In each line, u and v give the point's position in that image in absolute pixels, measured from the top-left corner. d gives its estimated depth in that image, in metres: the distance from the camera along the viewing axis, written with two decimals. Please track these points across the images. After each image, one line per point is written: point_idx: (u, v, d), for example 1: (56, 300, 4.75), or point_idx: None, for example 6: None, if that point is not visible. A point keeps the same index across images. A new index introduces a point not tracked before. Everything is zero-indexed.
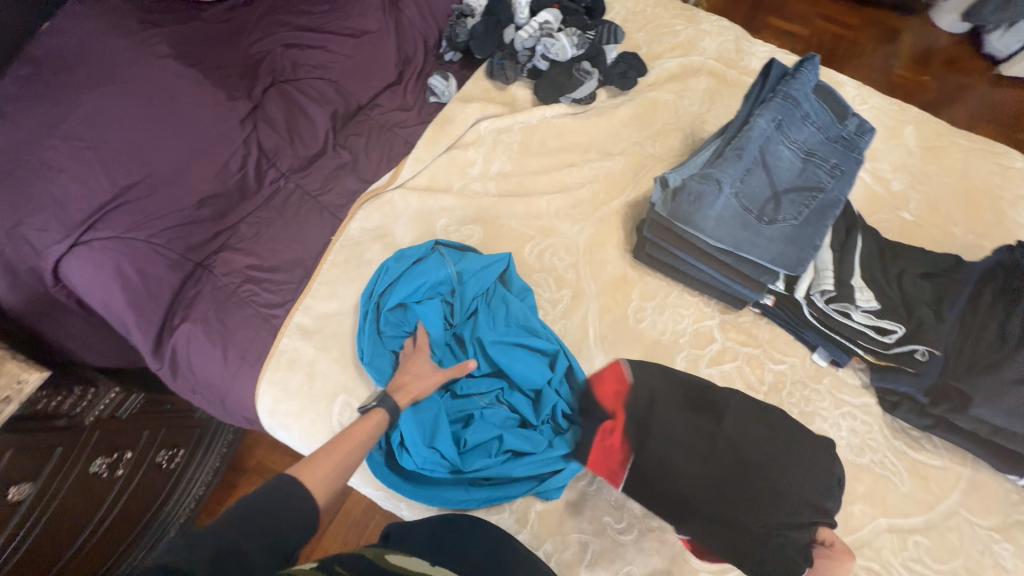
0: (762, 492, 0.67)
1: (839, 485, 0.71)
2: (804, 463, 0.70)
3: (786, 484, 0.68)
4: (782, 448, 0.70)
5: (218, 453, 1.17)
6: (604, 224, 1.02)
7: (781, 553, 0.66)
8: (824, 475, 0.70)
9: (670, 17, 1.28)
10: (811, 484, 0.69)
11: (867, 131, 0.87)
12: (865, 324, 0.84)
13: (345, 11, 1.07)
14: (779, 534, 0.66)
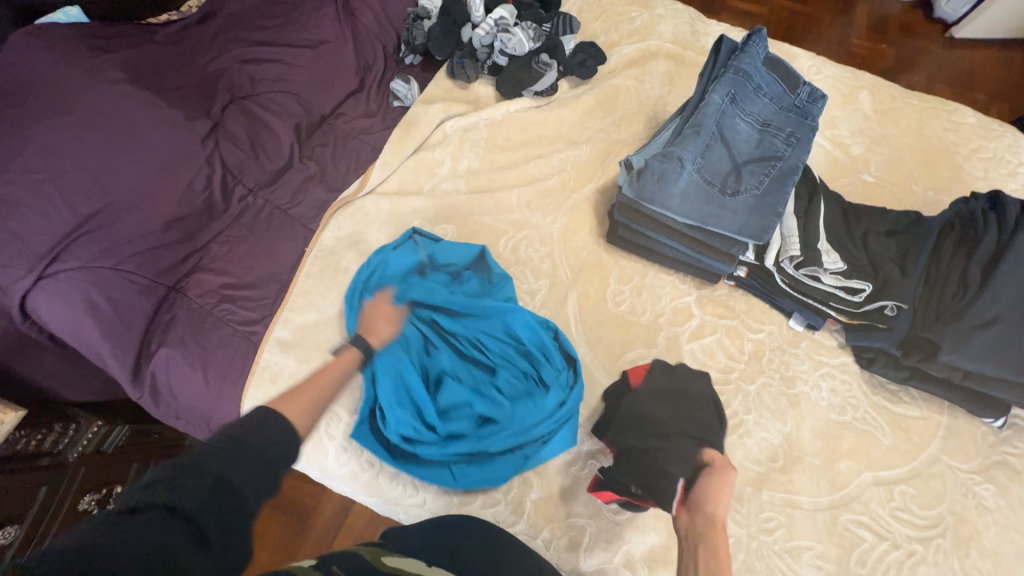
0: (650, 436, 0.79)
1: (718, 417, 0.82)
2: (695, 406, 0.82)
3: (667, 426, 0.79)
4: (670, 401, 0.82)
5: None
6: (577, 211, 1.03)
7: (664, 479, 0.74)
8: (708, 413, 0.82)
9: (625, 5, 1.30)
10: (699, 419, 0.80)
11: (818, 97, 0.89)
12: (834, 285, 0.86)
13: (299, 22, 1.07)
14: (662, 465, 0.75)
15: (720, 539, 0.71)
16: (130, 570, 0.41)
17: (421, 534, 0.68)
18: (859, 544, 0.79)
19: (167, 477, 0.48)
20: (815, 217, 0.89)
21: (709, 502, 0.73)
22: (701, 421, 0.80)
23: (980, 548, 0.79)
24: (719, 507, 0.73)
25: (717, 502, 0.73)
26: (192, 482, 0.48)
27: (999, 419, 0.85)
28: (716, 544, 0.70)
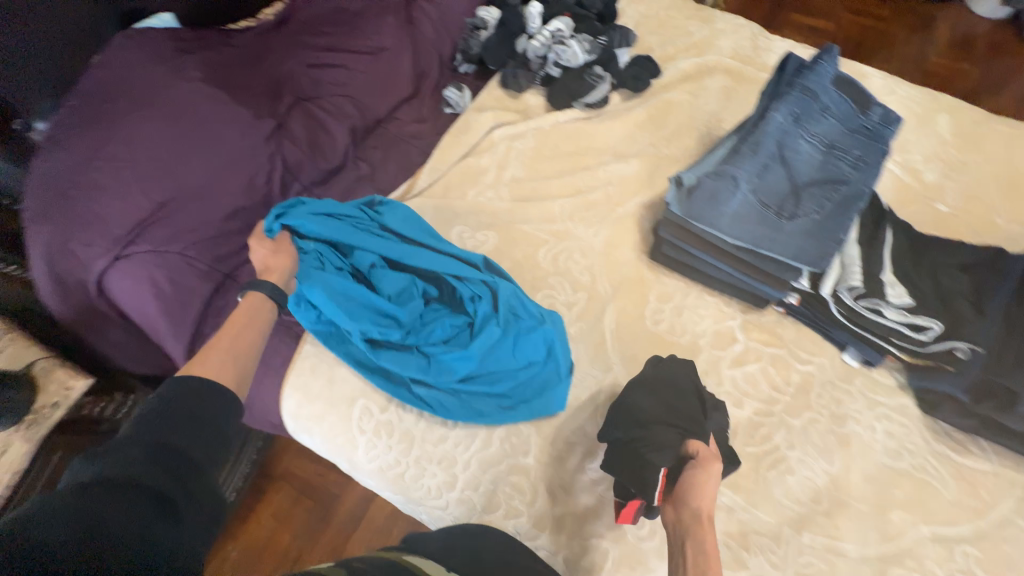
0: (632, 426, 0.76)
1: (695, 400, 0.78)
2: (677, 396, 0.78)
3: (647, 414, 0.76)
4: (653, 391, 0.79)
5: (248, 460, 1.21)
6: (620, 225, 1.02)
7: (644, 470, 0.71)
8: (687, 402, 0.78)
9: (684, 19, 1.28)
10: (685, 410, 0.76)
11: (892, 120, 0.83)
12: (898, 321, 0.82)
13: (363, 29, 1.11)
14: (642, 455, 0.72)
15: (709, 537, 0.64)
16: (80, 525, 0.42)
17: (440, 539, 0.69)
18: None
19: (94, 457, 0.49)
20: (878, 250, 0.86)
21: (694, 498, 0.67)
22: (683, 410, 0.76)
23: None
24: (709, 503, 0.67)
25: (706, 497, 0.67)
26: (137, 452, 0.50)
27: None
28: (704, 542, 0.63)
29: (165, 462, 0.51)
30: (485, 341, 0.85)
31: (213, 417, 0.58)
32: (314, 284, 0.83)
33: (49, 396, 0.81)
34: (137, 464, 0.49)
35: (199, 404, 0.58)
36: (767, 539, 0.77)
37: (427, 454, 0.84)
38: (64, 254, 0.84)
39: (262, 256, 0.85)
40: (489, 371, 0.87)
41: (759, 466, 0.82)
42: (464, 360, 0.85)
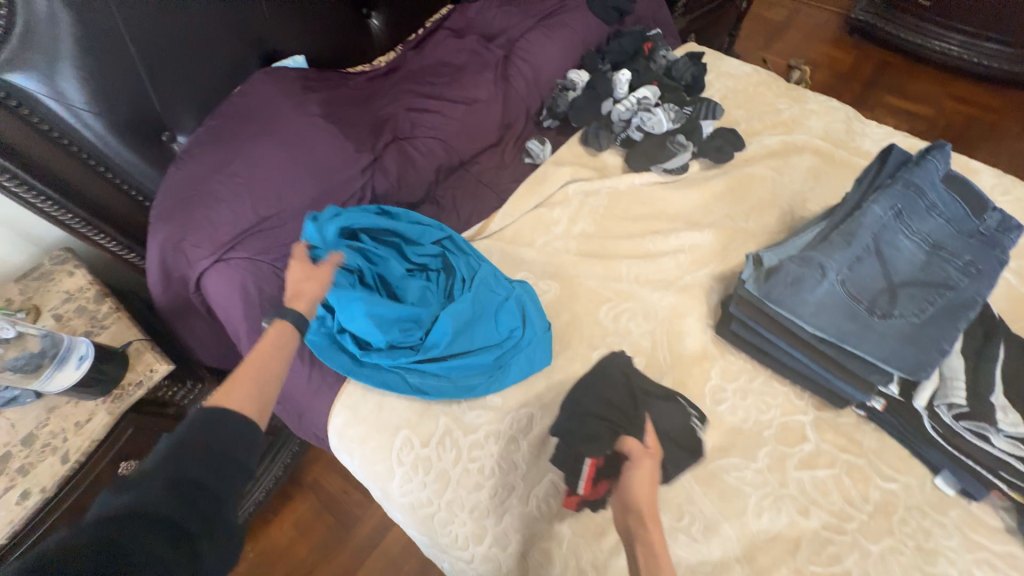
0: (569, 419, 0.81)
1: (627, 390, 0.84)
2: (612, 390, 0.83)
3: (583, 408, 0.81)
4: (591, 388, 0.84)
5: (282, 462, 1.24)
6: (687, 293, 0.99)
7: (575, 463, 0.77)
8: (624, 395, 0.83)
9: (774, 97, 1.27)
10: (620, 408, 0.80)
11: (1013, 228, 0.76)
12: (1010, 452, 0.70)
13: (462, 82, 1.21)
14: (574, 448, 0.77)
15: (652, 532, 0.65)
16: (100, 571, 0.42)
17: None
18: None
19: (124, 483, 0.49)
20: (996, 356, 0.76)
21: (634, 493, 0.70)
22: (619, 406, 0.80)
23: None
24: (648, 496, 0.69)
25: (642, 490, 0.70)
26: (160, 485, 0.49)
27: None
28: (649, 540, 0.64)
29: (184, 501, 0.49)
30: (461, 314, 0.91)
31: (234, 454, 0.55)
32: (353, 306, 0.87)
33: (135, 374, 0.88)
34: (157, 500, 0.48)
35: (226, 434, 0.55)
36: None
37: (460, 500, 0.82)
38: (175, 251, 0.93)
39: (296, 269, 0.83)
40: (473, 347, 0.92)
41: None
42: (441, 333, 0.90)
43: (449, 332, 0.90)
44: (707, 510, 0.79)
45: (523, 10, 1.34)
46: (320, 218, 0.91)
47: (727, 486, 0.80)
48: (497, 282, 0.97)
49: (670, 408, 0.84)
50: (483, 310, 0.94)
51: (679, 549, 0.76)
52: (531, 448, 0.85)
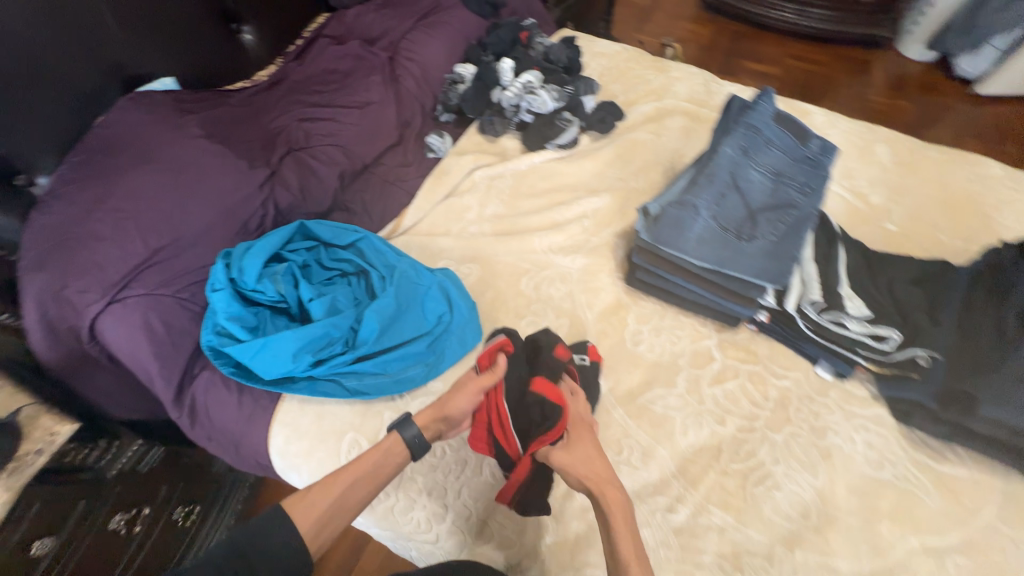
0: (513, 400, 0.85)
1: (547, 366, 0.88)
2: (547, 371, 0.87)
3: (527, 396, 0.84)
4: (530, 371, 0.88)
5: (233, 510, 1.29)
6: (596, 253, 1.08)
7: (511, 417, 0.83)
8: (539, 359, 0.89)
9: (643, 69, 1.41)
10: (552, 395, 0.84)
11: (831, 150, 0.91)
12: (860, 332, 0.85)
13: (352, 88, 1.21)
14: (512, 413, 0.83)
15: (609, 492, 0.69)
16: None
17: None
18: None
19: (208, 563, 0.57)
20: (835, 249, 0.93)
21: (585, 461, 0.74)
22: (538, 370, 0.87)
23: None
24: (597, 459, 0.74)
25: (593, 456, 0.74)
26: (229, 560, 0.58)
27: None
28: (606, 499, 0.69)
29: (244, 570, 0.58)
30: (384, 308, 0.92)
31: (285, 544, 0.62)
32: (278, 341, 0.85)
33: (31, 444, 0.79)
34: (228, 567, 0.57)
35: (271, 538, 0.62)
36: (760, 559, 0.76)
37: (418, 484, 0.84)
38: (58, 300, 0.85)
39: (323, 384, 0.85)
40: (402, 337, 0.93)
41: (746, 484, 0.83)
42: (369, 330, 0.90)
43: (377, 328, 0.91)
44: (642, 440, 0.87)
45: (402, 12, 1.37)
46: (233, 256, 0.89)
47: (655, 415, 0.90)
48: (418, 273, 0.99)
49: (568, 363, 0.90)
50: (406, 301, 0.96)
51: (623, 479, 0.83)
52: None
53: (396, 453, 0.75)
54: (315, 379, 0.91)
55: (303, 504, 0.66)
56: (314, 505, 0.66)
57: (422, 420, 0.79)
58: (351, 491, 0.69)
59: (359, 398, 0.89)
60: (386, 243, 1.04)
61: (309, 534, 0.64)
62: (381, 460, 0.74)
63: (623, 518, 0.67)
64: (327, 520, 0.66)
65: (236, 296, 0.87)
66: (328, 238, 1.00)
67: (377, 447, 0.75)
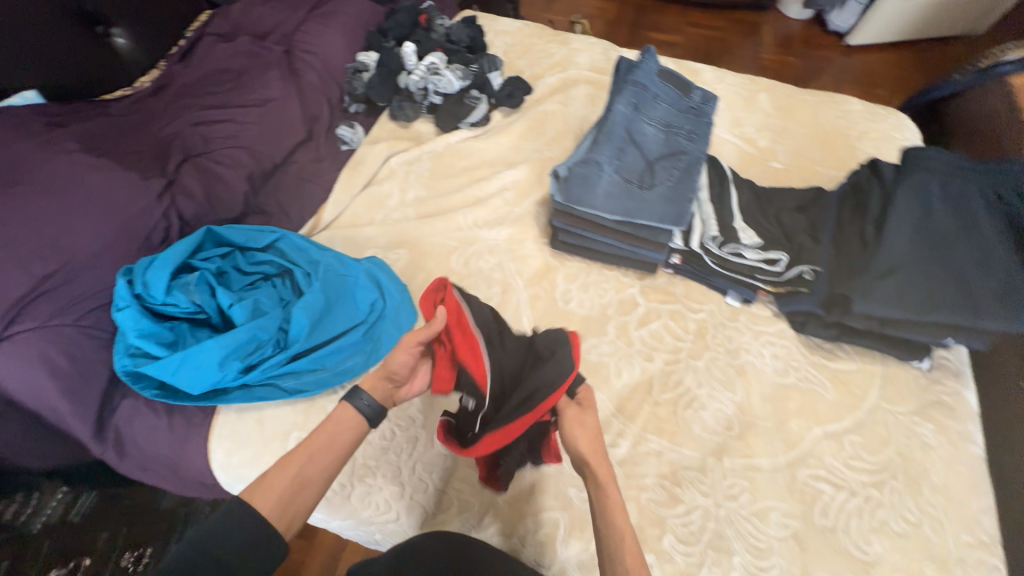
0: (507, 367, 0.75)
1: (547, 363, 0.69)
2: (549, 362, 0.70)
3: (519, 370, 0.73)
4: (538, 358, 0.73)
5: None
6: (520, 222, 1.12)
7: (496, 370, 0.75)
8: (544, 353, 0.72)
9: (545, 43, 1.46)
10: (542, 378, 0.68)
11: (710, 99, 1.00)
12: (755, 259, 0.95)
13: (248, 86, 1.16)
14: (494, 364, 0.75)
15: (600, 466, 0.65)
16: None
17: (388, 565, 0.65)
18: (819, 497, 0.82)
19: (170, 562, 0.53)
20: (727, 185, 1.01)
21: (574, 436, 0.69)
22: (534, 343, 0.75)
23: (931, 485, 0.84)
24: (588, 435, 0.68)
25: (583, 432, 0.69)
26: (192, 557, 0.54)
27: (956, 341, 0.86)
28: (597, 474, 0.65)
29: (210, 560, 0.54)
30: (312, 304, 0.91)
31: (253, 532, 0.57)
32: (199, 353, 0.81)
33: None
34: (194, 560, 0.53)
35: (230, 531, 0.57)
36: (694, 471, 0.85)
37: (371, 469, 0.85)
38: None
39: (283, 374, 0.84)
40: (335, 330, 0.93)
41: (677, 409, 0.91)
42: (299, 327, 0.89)
43: (307, 324, 0.90)
44: None
45: (291, 3, 1.32)
46: (135, 271, 0.83)
47: (591, 363, 0.96)
48: (344, 265, 0.98)
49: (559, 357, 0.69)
50: (335, 294, 0.95)
51: None
52: (422, 399, 0.91)
53: (348, 424, 0.69)
54: (249, 385, 0.88)
55: (261, 489, 0.62)
56: (274, 486, 0.62)
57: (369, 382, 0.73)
58: (308, 467, 0.64)
59: (299, 397, 0.88)
60: (306, 239, 1.01)
61: (272, 517, 0.60)
62: (334, 432, 0.68)
63: (616, 491, 0.63)
64: (290, 500, 0.62)
65: (145, 312, 0.82)
66: (242, 241, 0.97)
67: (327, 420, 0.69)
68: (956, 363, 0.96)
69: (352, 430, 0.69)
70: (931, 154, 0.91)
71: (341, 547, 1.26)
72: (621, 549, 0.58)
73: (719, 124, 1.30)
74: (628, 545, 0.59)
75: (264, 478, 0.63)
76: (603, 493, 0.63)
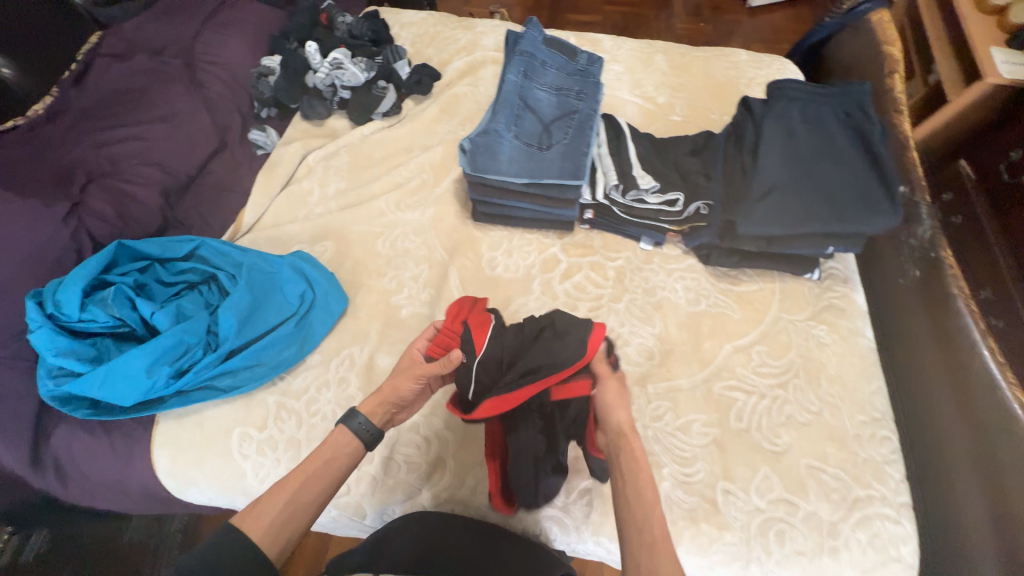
0: (513, 347, 0.83)
1: (556, 348, 0.81)
2: (556, 348, 0.81)
3: (527, 352, 0.83)
4: (544, 340, 0.83)
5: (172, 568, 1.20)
6: (441, 201, 1.16)
7: (499, 345, 0.83)
8: (553, 339, 0.83)
9: (451, 30, 1.50)
10: (548, 360, 0.80)
11: (594, 60, 1.08)
12: (657, 202, 1.03)
13: (148, 101, 1.15)
14: (496, 341, 0.83)
15: (634, 440, 0.74)
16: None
17: (367, 547, 0.76)
18: (733, 404, 0.91)
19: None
20: (622, 138, 1.08)
21: (612, 409, 0.79)
22: (542, 328, 0.85)
23: (828, 377, 0.94)
24: (624, 409, 0.79)
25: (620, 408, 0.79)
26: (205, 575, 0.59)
27: (836, 249, 0.96)
28: (632, 448, 0.74)
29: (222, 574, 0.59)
30: (238, 302, 0.92)
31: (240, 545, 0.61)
32: (124, 363, 0.82)
33: None
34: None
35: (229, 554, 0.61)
36: None
37: None
38: None
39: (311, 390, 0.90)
40: (266, 325, 0.95)
41: None
42: (227, 326, 0.90)
43: (236, 322, 0.91)
44: None
45: (184, 15, 1.31)
46: (45, 293, 0.83)
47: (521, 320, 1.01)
48: (268, 262, 1.00)
49: (567, 346, 0.81)
50: (262, 290, 0.97)
51: None
52: (360, 376, 0.93)
53: (344, 447, 0.74)
54: (185, 390, 0.89)
55: (251, 515, 0.65)
56: (261, 516, 0.65)
57: (367, 407, 0.79)
58: (300, 492, 0.68)
59: (237, 394, 0.90)
60: (227, 243, 1.02)
61: (264, 542, 0.63)
62: (330, 455, 0.73)
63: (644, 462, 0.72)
64: (282, 526, 0.65)
65: (61, 332, 0.82)
66: (159, 253, 0.97)
67: (324, 443, 0.75)
68: (844, 270, 1.07)
69: (348, 453, 0.74)
70: (786, 85, 1.02)
71: (312, 541, 1.28)
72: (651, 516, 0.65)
73: (621, 87, 1.37)
74: (652, 504, 0.66)
75: (254, 508, 0.66)
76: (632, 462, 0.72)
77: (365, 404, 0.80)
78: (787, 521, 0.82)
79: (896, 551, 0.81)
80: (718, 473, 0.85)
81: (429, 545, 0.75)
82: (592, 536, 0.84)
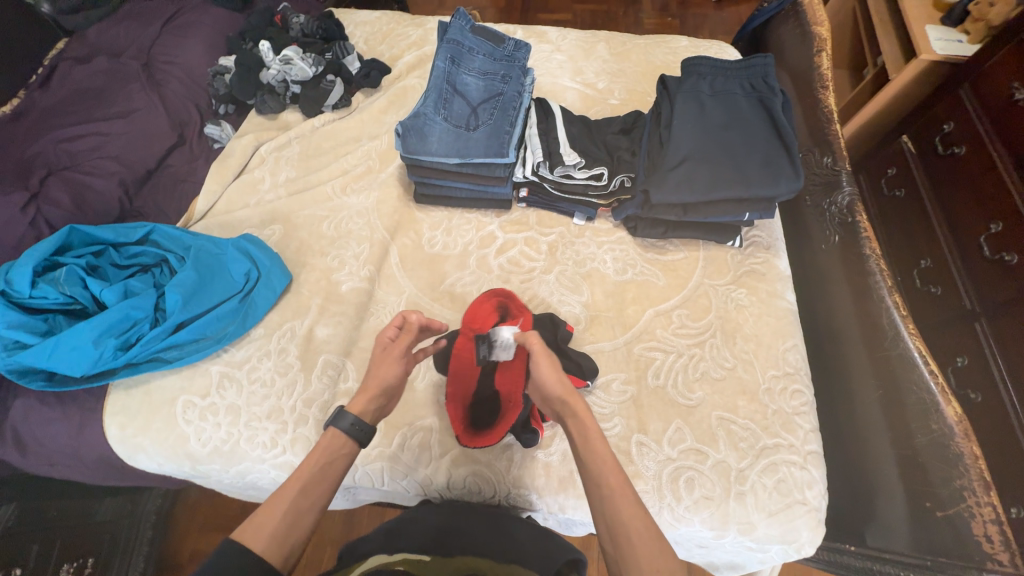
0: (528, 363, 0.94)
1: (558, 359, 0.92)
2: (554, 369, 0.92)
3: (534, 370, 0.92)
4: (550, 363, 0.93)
5: (145, 543, 1.24)
6: (385, 184, 1.22)
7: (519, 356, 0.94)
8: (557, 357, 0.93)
9: (404, 27, 1.56)
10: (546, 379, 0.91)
11: (520, 45, 1.14)
12: (585, 177, 1.06)
13: (109, 101, 1.23)
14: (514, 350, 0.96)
15: (575, 403, 0.73)
16: None
17: (383, 530, 0.76)
18: (652, 362, 0.96)
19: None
20: (551, 117, 1.13)
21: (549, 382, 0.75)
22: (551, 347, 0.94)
23: (742, 336, 0.99)
24: (559, 381, 0.75)
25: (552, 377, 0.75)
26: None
27: (753, 214, 1.01)
28: (575, 409, 0.72)
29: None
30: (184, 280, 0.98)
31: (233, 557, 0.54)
32: (72, 336, 0.88)
33: None
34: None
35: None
36: None
37: (258, 415, 0.92)
38: None
39: (261, 360, 0.97)
40: (210, 300, 1.00)
41: None
42: (172, 301, 0.96)
43: (181, 297, 0.97)
44: (447, 315, 1.04)
45: (144, 20, 1.39)
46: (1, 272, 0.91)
47: (457, 295, 1.06)
48: (216, 245, 1.06)
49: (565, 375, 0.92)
50: (208, 268, 1.03)
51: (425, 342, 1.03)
52: (300, 346, 0.99)
53: (341, 451, 0.68)
54: (133, 363, 0.95)
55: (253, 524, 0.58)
56: (262, 525, 0.58)
57: (359, 407, 0.73)
58: (302, 496, 0.62)
59: (181, 365, 0.96)
60: (178, 228, 1.08)
61: (269, 553, 0.56)
62: (324, 460, 0.66)
63: (589, 416, 0.71)
64: (287, 532, 0.58)
65: (16, 308, 0.89)
66: (112, 238, 1.02)
67: (314, 450, 0.67)
68: (767, 238, 1.12)
69: (345, 455, 0.68)
70: (698, 62, 1.08)
71: None
72: (604, 469, 0.64)
73: (563, 74, 1.43)
74: (608, 464, 0.64)
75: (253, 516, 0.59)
76: (580, 424, 0.70)
77: (353, 404, 0.73)
78: (696, 468, 0.86)
79: (801, 494, 0.84)
80: (633, 426, 0.90)
81: (444, 526, 0.76)
82: (515, 489, 0.89)
